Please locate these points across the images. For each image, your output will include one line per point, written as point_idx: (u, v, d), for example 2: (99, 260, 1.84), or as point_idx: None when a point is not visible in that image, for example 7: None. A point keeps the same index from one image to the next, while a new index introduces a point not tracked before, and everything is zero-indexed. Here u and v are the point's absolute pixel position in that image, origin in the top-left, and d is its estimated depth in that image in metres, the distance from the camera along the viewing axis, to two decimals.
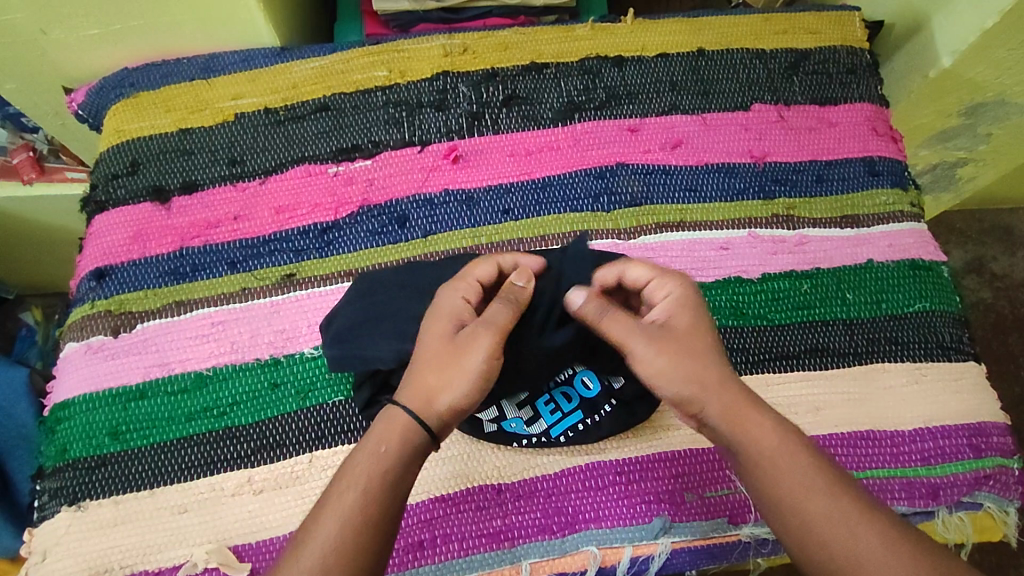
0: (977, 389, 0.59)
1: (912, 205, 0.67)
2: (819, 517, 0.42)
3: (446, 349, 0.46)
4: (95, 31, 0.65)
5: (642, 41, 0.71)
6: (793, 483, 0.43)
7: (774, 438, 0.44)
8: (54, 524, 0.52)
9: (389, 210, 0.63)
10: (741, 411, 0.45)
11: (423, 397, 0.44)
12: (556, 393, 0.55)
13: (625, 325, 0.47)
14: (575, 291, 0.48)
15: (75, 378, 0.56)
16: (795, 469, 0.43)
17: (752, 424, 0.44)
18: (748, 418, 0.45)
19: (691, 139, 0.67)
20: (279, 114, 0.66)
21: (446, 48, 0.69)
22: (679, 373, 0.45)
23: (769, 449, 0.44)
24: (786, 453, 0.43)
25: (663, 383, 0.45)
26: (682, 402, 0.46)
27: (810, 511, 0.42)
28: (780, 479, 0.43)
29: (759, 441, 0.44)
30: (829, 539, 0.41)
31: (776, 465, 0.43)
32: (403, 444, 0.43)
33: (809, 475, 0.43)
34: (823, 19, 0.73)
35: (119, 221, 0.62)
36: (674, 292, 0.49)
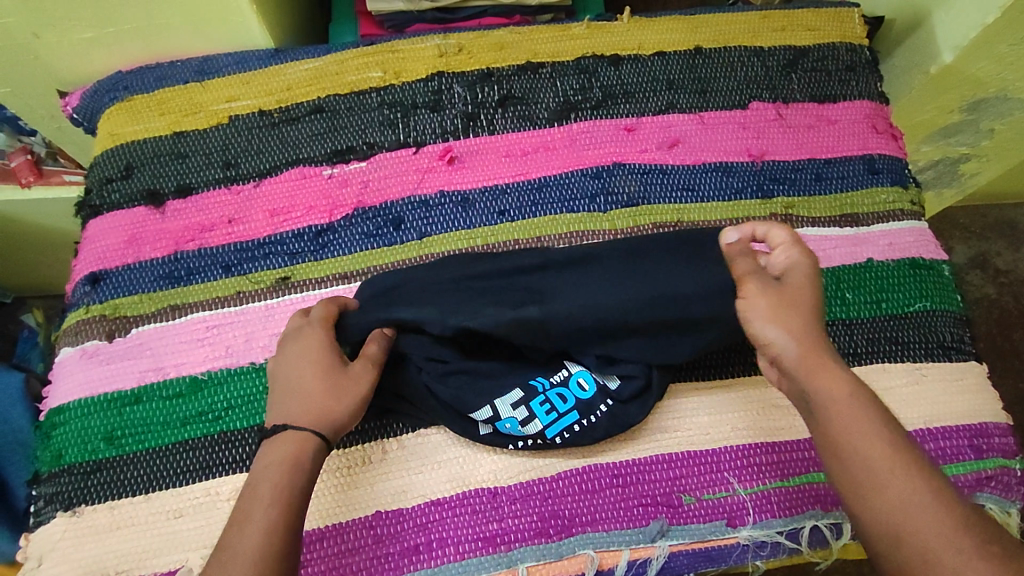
0: (978, 389, 0.59)
1: (913, 203, 0.66)
2: (879, 469, 0.42)
3: (329, 378, 0.49)
4: (89, 34, 0.65)
5: (639, 40, 0.70)
6: (858, 434, 0.43)
7: (846, 391, 0.45)
8: (49, 529, 0.52)
9: (384, 212, 0.63)
10: (819, 361, 0.46)
11: (320, 419, 0.47)
12: (552, 394, 0.53)
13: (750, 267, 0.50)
14: (727, 232, 0.54)
15: (69, 384, 0.56)
16: (858, 422, 0.44)
17: (827, 374, 0.45)
18: (822, 368, 0.46)
19: (688, 139, 0.67)
20: (274, 116, 0.66)
21: (440, 49, 0.68)
22: (773, 318, 0.47)
23: (838, 399, 0.44)
24: (856, 406, 0.44)
25: (756, 323, 0.48)
26: (763, 343, 0.48)
27: (871, 463, 0.42)
28: (844, 427, 0.44)
29: (829, 390, 0.45)
30: (887, 488, 0.42)
31: (844, 414, 0.44)
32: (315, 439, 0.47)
33: (874, 432, 0.43)
34: (822, 15, 0.72)
35: (114, 225, 0.62)
36: (797, 255, 0.50)
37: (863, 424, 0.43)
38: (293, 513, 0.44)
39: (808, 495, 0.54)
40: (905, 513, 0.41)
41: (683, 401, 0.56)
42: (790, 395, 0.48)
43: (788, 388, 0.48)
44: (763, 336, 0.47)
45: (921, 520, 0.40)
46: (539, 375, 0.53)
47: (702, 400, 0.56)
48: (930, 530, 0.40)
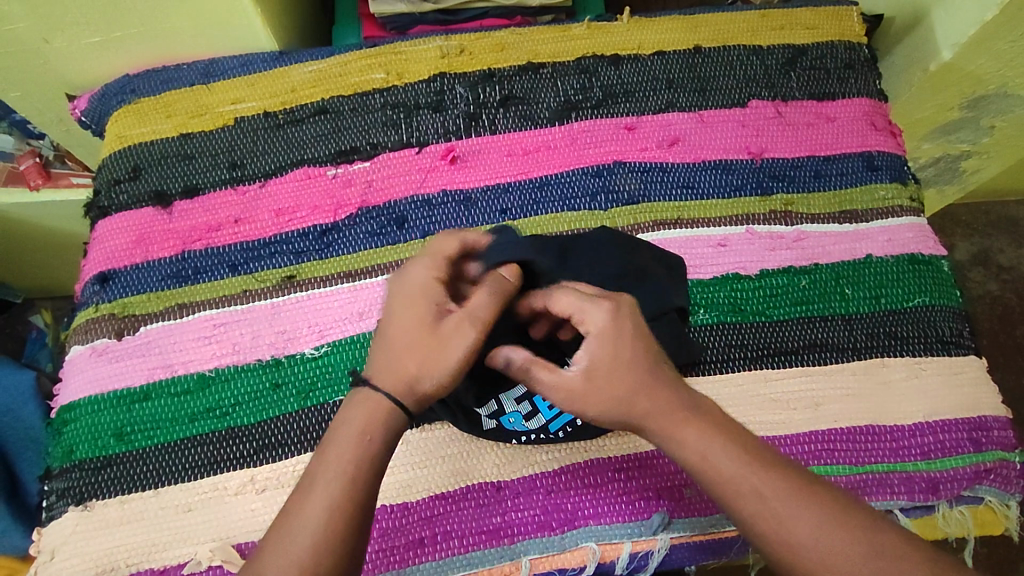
0: (977, 383, 0.59)
1: (912, 199, 0.67)
2: (772, 514, 0.41)
3: (421, 335, 0.44)
4: (96, 39, 0.66)
5: (638, 39, 0.71)
6: (740, 489, 0.41)
7: (699, 440, 0.42)
8: (62, 523, 0.53)
9: (387, 211, 0.64)
10: (662, 415, 0.43)
11: (401, 380, 0.43)
12: None
13: (572, 304, 0.44)
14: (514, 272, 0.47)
15: (80, 381, 0.57)
16: (729, 468, 0.42)
17: (680, 431, 0.43)
18: (667, 422, 0.43)
19: (688, 137, 0.67)
20: (278, 117, 0.67)
21: (442, 50, 0.69)
22: (610, 373, 0.43)
23: (701, 456, 0.42)
24: (725, 456, 0.42)
25: (597, 374, 0.43)
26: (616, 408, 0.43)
27: (760, 511, 0.41)
28: (718, 480, 0.42)
29: (693, 449, 0.42)
30: (773, 538, 0.41)
31: (719, 473, 0.42)
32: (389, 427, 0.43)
33: (756, 480, 0.42)
34: (821, 14, 0.73)
35: (122, 225, 0.63)
36: (603, 341, 0.43)
37: (745, 476, 0.42)
38: (358, 502, 0.41)
39: None
40: (809, 548, 0.40)
41: None
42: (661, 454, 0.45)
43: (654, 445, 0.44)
44: (602, 407, 0.43)
45: (829, 552, 0.40)
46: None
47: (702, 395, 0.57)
48: (833, 559, 0.40)
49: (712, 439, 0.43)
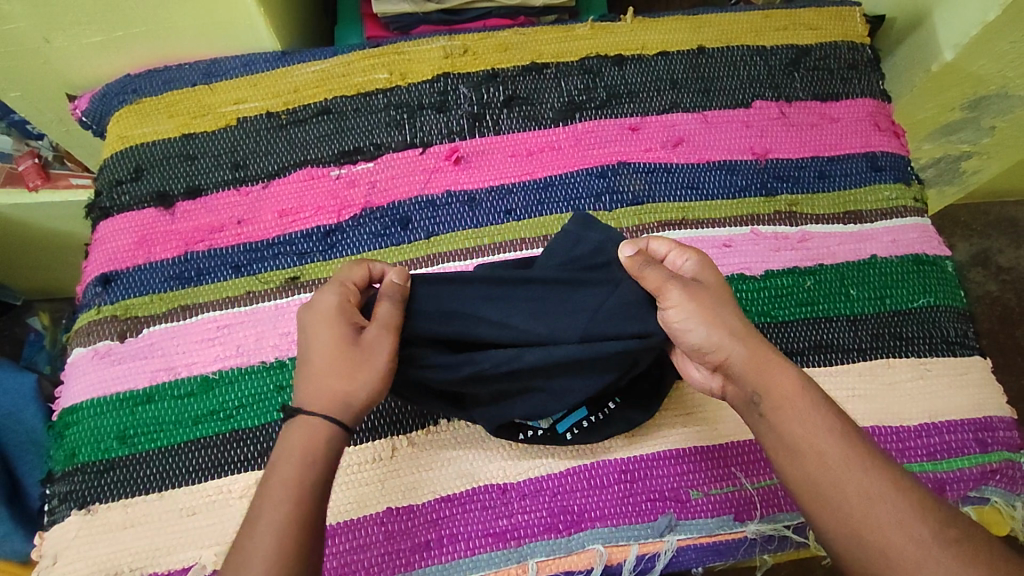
0: (982, 383, 0.59)
1: (916, 200, 0.67)
2: (836, 466, 0.43)
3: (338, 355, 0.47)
4: (97, 38, 0.66)
5: (642, 40, 0.71)
6: (816, 434, 0.44)
7: (791, 389, 0.45)
8: (64, 528, 0.52)
9: (391, 212, 0.63)
10: (758, 361, 0.46)
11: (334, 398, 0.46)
12: None
13: (665, 272, 0.48)
14: (625, 246, 0.50)
15: (82, 384, 0.57)
16: (809, 416, 0.44)
17: (774, 376, 0.46)
18: (768, 368, 0.46)
19: (692, 137, 0.67)
20: (281, 118, 0.66)
21: (446, 50, 0.69)
22: (707, 320, 0.47)
23: (790, 402, 0.45)
24: (808, 404, 0.45)
25: (695, 328, 0.47)
26: (708, 349, 0.47)
27: (828, 459, 0.43)
28: (795, 426, 0.44)
29: (776, 390, 0.45)
30: (839, 489, 0.42)
31: (799, 416, 0.45)
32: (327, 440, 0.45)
33: (831, 431, 0.44)
34: (824, 14, 0.73)
35: (124, 227, 0.62)
36: (693, 262, 0.51)
37: (824, 425, 0.44)
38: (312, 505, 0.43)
39: None
40: (864, 505, 0.42)
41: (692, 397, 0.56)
42: (738, 401, 0.47)
43: (735, 392, 0.48)
44: (705, 342, 0.47)
45: (883, 513, 0.41)
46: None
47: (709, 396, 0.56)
48: (887, 517, 0.41)
49: (800, 389, 0.46)
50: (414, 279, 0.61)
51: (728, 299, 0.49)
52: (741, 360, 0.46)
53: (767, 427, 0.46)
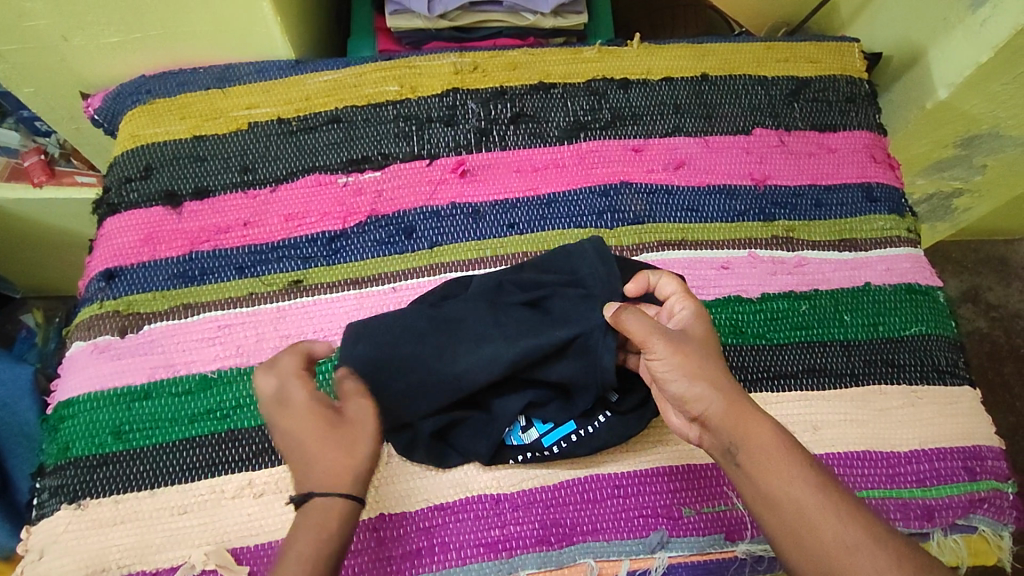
0: (971, 413, 0.60)
1: (910, 231, 0.68)
2: (815, 518, 0.43)
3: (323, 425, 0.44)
4: (115, 39, 0.67)
5: (647, 65, 0.73)
6: (795, 485, 0.44)
7: (767, 440, 0.46)
8: (53, 522, 0.52)
9: (397, 220, 0.64)
10: (738, 412, 0.46)
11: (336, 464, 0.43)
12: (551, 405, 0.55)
13: (650, 323, 0.48)
14: (610, 306, 0.51)
15: (79, 377, 0.57)
16: (785, 469, 0.45)
17: (753, 429, 0.46)
18: (745, 419, 0.46)
19: (693, 161, 0.69)
20: (292, 124, 0.68)
21: (456, 66, 0.71)
22: (689, 373, 0.47)
23: (768, 454, 0.45)
24: (784, 455, 0.45)
25: (677, 380, 0.47)
26: (689, 400, 0.47)
27: (806, 510, 0.44)
28: (771, 480, 0.45)
29: (755, 443, 0.46)
30: (820, 541, 0.43)
31: (777, 468, 0.45)
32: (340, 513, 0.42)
33: (808, 483, 0.44)
34: (824, 49, 0.75)
35: (131, 224, 0.63)
36: (690, 308, 0.52)
37: (800, 477, 0.45)
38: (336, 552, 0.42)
39: None
40: (845, 555, 0.42)
41: None
42: (715, 451, 0.47)
43: (711, 442, 0.48)
44: (685, 393, 0.47)
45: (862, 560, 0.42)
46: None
47: None
48: (868, 568, 0.42)
49: (778, 440, 0.46)
50: (416, 287, 0.62)
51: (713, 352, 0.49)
52: (721, 414, 0.46)
53: (747, 479, 0.45)
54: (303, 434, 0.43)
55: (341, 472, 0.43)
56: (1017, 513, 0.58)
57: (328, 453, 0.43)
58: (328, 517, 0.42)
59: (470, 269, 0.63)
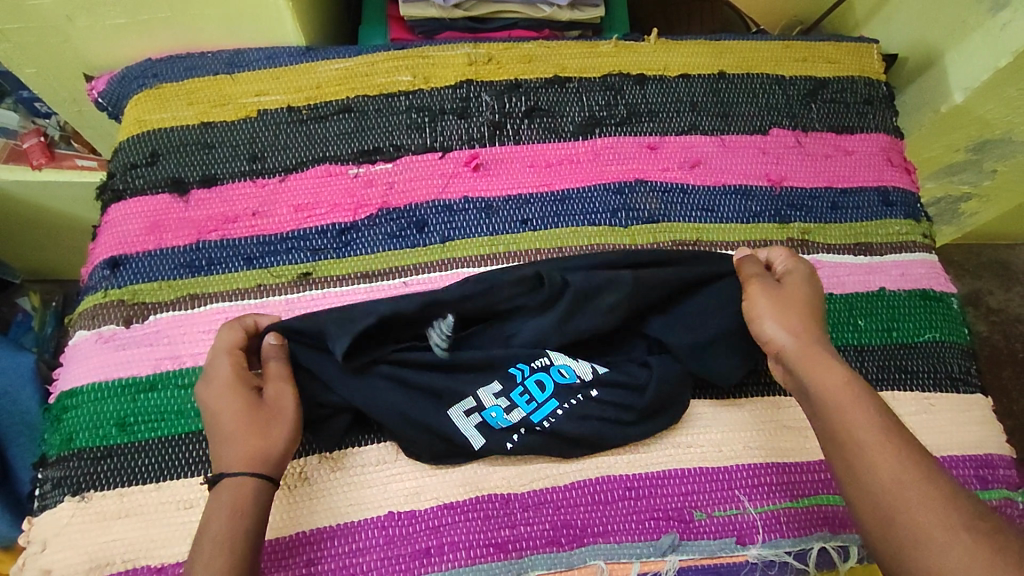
0: (983, 421, 0.60)
1: (925, 236, 0.68)
2: (870, 451, 0.45)
3: (242, 416, 0.49)
4: (122, 20, 0.65)
5: (664, 61, 0.72)
6: (862, 421, 0.46)
7: (836, 381, 0.49)
8: (55, 514, 0.51)
9: (408, 214, 0.63)
10: (812, 356, 0.50)
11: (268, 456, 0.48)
12: (529, 383, 0.53)
13: (753, 273, 0.56)
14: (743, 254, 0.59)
15: (84, 367, 0.56)
16: (849, 409, 0.47)
17: (824, 372, 0.49)
18: (817, 362, 0.50)
19: (709, 160, 0.68)
20: (302, 113, 0.66)
21: (470, 57, 0.69)
22: (776, 316, 0.53)
23: (832, 393, 0.48)
24: (853, 397, 0.47)
25: (763, 321, 0.53)
26: (768, 341, 0.53)
27: (863, 444, 0.45)
28: (836, 414, 0.47)
29: (821, 385, 0.49)
30: (874, 473, 0.44)
31: (840, 407, 0.47)
32: (259, 502, 0.47)
33: (876, 424, 0.46)
34: (842, 49, 0.75)
35: (137, 211, 0.61)
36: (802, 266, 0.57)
37: (867, 417, 0.46)
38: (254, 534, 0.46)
39: (816, 516, 0.54)
40: (894, 490, 0.43)
41: (696, 418, 0.56)
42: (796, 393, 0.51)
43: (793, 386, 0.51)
44: (768, 334, 0.53)
45: (918, 497, 0.42)
46: (517, 362, 0.54)
47: (717, 417, 0.57)
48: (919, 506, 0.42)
49: (849, 384, 0.48)
50: (427, 283, 0.61)
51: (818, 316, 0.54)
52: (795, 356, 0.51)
53: (818, 419, 0.49)
54: (233, 423, 0.49)
55: (248, 451, 0.48)
56: None
57: (247, 435, 0.48)
58: (243, 498, 0.46)
59: (482, 266, 0.62)
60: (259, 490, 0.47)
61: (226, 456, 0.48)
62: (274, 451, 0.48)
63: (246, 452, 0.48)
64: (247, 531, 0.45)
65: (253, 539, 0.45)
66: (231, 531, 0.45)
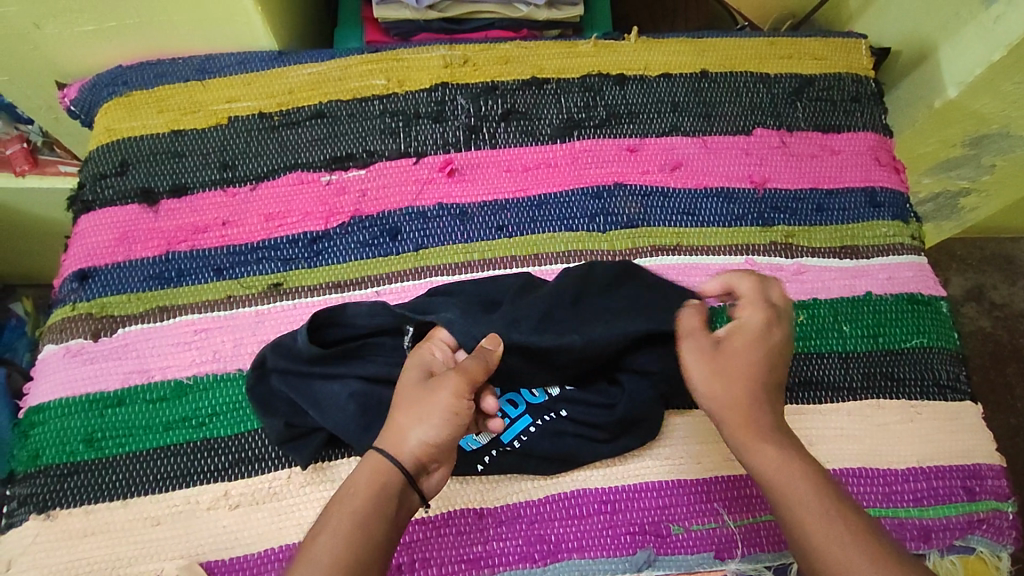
0: (972, 429, 0.58)
1: (914, 238, 0.66)
2: (816, 525, 0.43)
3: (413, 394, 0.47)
4: (89, 27, 0.64)
5: (645, 60, 0.70)
6: (803, 495, 0.44)
7: (773, 451, 0.46)
8: (22, 532, 0.50)
9: (381, 222, 0.62)
10: (746, 426, 0.47)
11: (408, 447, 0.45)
12: (502, 401, 0.53)
13: (694, 325, 0.51)
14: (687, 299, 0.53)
15: (51, 382, 0.55)
16: (792, 479, 0.45)
17: (760, 440, 0.47)
18: (756, 432, 0.47)
19: (691, 162, 0.66)
20: (274, 119, 0.65)
21: (446, 59, 0.68)
22: (713, 382, 0.48)
23: (772, 463, 0.46)
24: (792, 467, 0.45)
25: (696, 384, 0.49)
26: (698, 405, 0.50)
27: (808, 518, 0.43)
28: (780, 489, 0.45)
29: (764, 458, 0.46)
30: (822, 549, 0.42)
31: (779, 479, 0.45)
32: (373, 492, 0.43)
33: (821, 499, 0.44)
34: (830, 45, 0.72)
35: (106, 222, 0.61)
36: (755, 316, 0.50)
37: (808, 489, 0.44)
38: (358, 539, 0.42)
39: None
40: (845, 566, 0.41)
41: (675, 430, 0.55)
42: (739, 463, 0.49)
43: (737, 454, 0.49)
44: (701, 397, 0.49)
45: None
46: None
47: (697, 427, 0.55)
48: None
49: (790, 459, 0.46)
50: (400, 291, 0.60)
51: (769, 355, 0.49)
52: (728, 426, 0.48)
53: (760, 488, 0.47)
54: (405, 401, 0.47)
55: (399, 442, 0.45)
56: (1017, 534, 0.56)
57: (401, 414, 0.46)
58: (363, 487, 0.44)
59: (456, 274, 0.61)
60: (372, 480, 0.44)
61: (407, 444, 0.45)
62: (422, 438, 0.45)
63: (421, 440, 0.45)
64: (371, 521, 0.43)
65: (364, 526, 0.42)
66: (367, 506, 0.43)
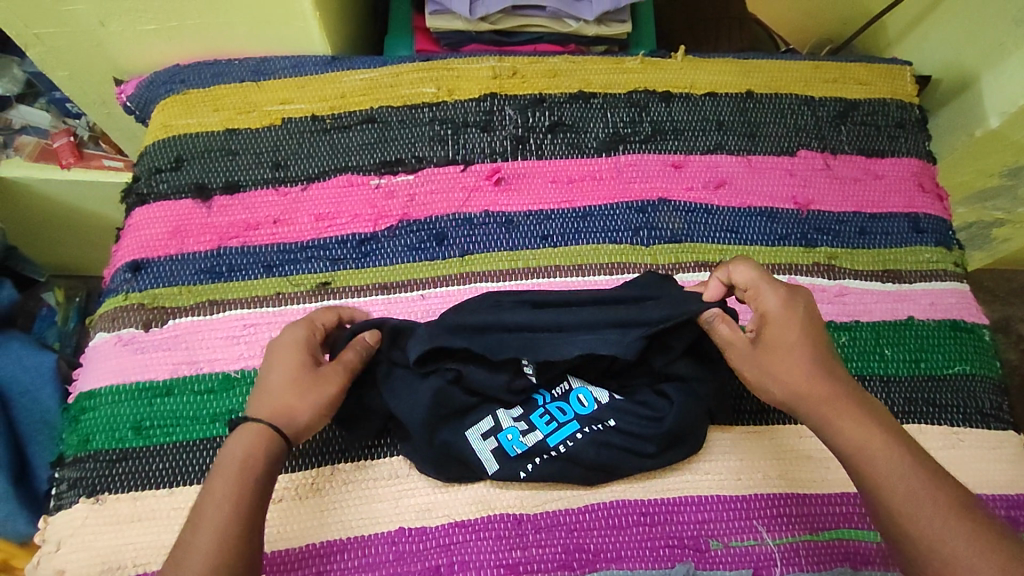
0: (1015, 459, 0.58)
1: (956, 265, 0.66)
2: (907, 501, 0.43)
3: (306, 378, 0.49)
4: (151, 26, 0.66)
5: (691, 79, 0.71)
6: (891, 477, 0.44)
7: (857, 432, 0.46)
8: (70, 515, 0.51)
9: (428, 226, 0.63)
10: (832, 406, 0.48)
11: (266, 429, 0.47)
12: (551, 406, 0.53)
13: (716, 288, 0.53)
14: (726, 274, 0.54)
15: (102, 369, 0.56)
16: (879, 458, 0.45)
17: (845, 420, 0.47)
18: (842, 412, 0.47)
19: (734, 180, 0.67)
20: (326, 122, 0.66)
21: (495, 71, 0.69)
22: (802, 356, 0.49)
23: (858, 442, 0.46)
24: (878, 445, 0.46)
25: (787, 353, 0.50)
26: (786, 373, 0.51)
27: (896, 492, 0.44)
28: (867, 468, 0.45)
29: (850, 437, 0.46)
30: (913, 525, 0.43)
31: (865, 459, 0.46)
32: (240, 483, 0.44)
33: (909, 476, 0.44)
34: (874, 71, 0.73)
35: (160, 215, 0.62)
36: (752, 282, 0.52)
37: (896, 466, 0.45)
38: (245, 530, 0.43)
39: (837, 552, 0.52)
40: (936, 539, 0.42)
41: (716, 445, 0.55)
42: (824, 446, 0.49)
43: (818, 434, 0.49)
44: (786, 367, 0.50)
45: (968, 563, 0.41)
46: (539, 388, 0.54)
47: (737, 444, 0.55)
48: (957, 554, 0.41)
49: (876, 438, 0.46)
50: (445, 296, 0.60)
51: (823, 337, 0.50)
52: (811, 412, 0.48)
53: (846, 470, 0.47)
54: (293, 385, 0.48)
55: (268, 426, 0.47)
56: None
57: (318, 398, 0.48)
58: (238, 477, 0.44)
59: (501, 281, 0.62)
60: (237, 472, 0.45)
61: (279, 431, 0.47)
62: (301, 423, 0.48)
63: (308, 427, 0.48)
64: (254, 497, 0.44)
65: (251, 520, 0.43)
66: (238, 496, 0.44)
